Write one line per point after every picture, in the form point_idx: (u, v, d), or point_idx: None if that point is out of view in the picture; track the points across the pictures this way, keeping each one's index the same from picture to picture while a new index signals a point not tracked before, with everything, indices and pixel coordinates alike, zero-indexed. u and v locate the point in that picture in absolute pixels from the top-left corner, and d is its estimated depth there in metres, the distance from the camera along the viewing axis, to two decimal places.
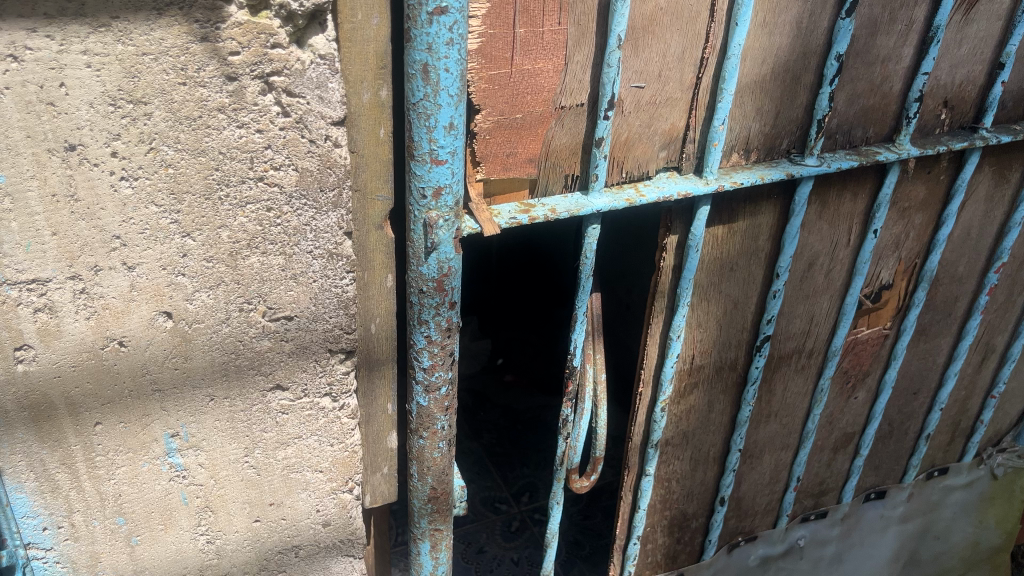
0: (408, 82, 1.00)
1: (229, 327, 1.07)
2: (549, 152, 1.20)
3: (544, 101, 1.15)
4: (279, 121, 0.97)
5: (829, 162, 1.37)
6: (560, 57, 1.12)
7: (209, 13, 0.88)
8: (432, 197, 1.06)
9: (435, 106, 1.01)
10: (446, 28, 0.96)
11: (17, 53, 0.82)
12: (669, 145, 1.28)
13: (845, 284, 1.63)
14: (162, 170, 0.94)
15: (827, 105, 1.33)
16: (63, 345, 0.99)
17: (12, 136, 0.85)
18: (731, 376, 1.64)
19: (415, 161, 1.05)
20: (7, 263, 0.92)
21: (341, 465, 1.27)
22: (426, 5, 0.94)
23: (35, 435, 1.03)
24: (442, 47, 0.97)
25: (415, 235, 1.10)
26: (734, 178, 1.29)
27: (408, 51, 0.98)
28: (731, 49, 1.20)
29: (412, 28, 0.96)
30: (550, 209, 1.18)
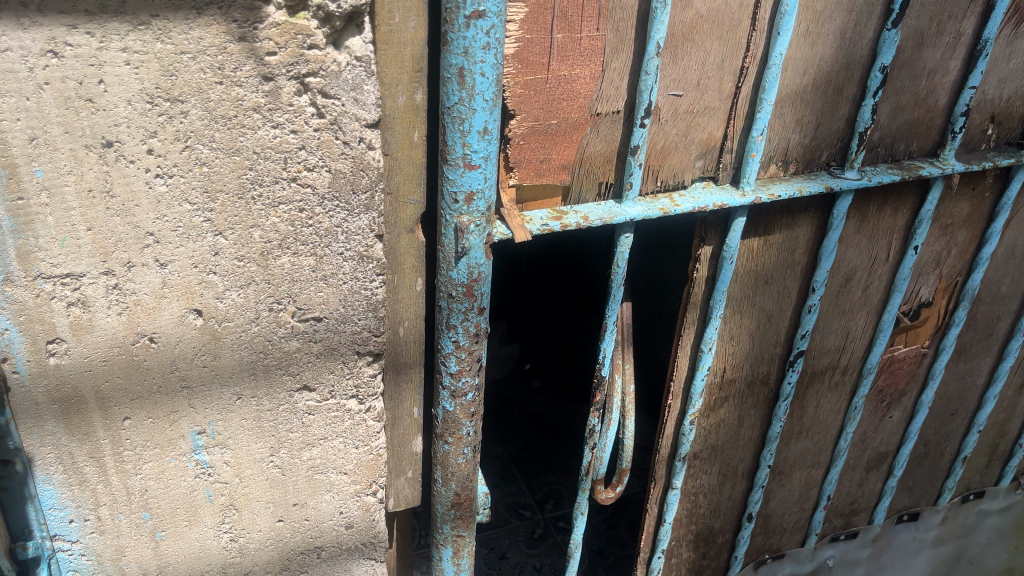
0: (443, 86, 1.00)
1: (258, 327, 1.07)
2: (584, 159, 1.19)
3: (579, 108, 1.13)
4: (313, 122, 0.97)
5: (870, 176, 1.34)
6: (598, 63, 1.11)
7: (248, 12, 0.88)
8: (463, 201, 1.06)
9: (470, 111, 1.00)
10: (483, 33, 0.95)
11: (57, 50, 0.83)
12: (706, 155, 1.26)
13: (882, 301, 1.59)
14: (197, 168, 0.94)
15: (869, 117, 1.31)
16: (95, 339, 1.00)
17: (51, 131, 0.86)
18: (763, 392, 1.61)
19: (448, 165, 1.04)
20: (41, 257, 0.92)
21: (365, 468, 1.27)
22: (463, 8, 0.93)
23: (64, 428, 1.04)
24: (478, 51, 0.96)
25: (446, 239, 1.09)
26: (771, 191, 1.27)
27: (444, 55, 0.97)
28: (772, 59, 1.17)
29: (449, 32, 0.96)
30: (582, 216, 1.17)
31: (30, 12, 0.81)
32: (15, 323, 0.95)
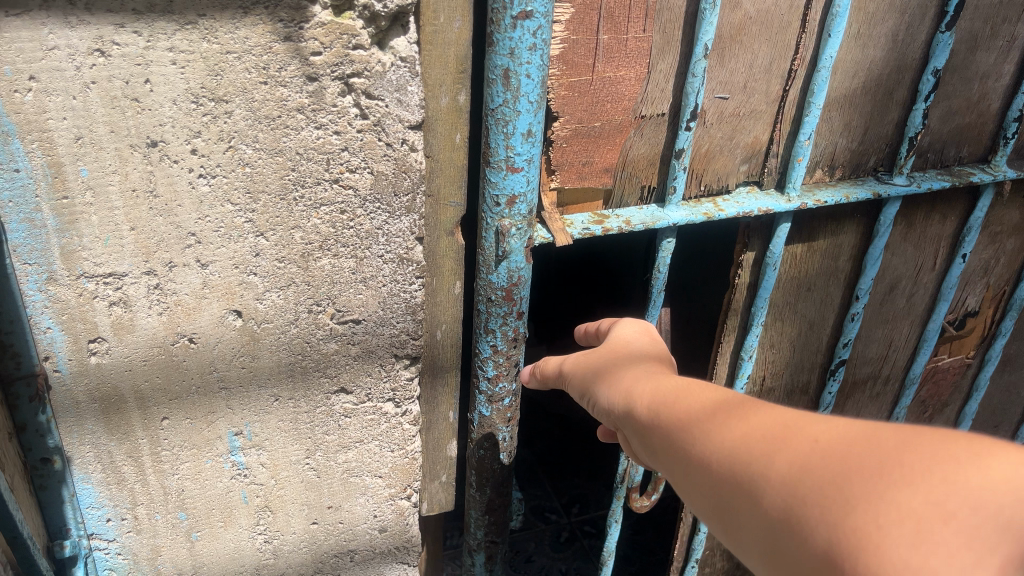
0: (488, 87, 0.98)
1: (297, 329, 1.07)
2: (627, 162, 1.17)
3: (624, 110, 1.12)
4: (356, 123, 0.96)
5: (919, 182, 1.31)
6: (643, 65, 1.09)
7: (294, 12, 0.87)
8: (505, 205, 1.04)
9: (514, 113, 0.98)
10: (530, 33, 0.94)
11: (104, 48, 0.82)
12: (751, 159, 1.24)
13: (927, 311, 1.56)
14: (240, 169, 0.93)
15: (920, 122, 1.27)
16: (135, 339, 1.00)
17: (97, 131, 0.86)
18: (802, 400, 1.59)
19: (491, 168, 1.02)
20: (85, 256, 0.92)
21: (400, 472, 1.26)
22: (510, 8, 0.92)
23: (104, 427, 1.04)
24: (524, 52, 0.95)
25: (486, 242, 1.08)
26: (817, 196, 1.25)
27: (490, 56, 0.96)
28: (822, 62, 1.15)
29: (495, 32, 0.94)
30: (625, 221, 1.16)
31: (78, 10, 0.80)
32: (57, 322, 0.95)
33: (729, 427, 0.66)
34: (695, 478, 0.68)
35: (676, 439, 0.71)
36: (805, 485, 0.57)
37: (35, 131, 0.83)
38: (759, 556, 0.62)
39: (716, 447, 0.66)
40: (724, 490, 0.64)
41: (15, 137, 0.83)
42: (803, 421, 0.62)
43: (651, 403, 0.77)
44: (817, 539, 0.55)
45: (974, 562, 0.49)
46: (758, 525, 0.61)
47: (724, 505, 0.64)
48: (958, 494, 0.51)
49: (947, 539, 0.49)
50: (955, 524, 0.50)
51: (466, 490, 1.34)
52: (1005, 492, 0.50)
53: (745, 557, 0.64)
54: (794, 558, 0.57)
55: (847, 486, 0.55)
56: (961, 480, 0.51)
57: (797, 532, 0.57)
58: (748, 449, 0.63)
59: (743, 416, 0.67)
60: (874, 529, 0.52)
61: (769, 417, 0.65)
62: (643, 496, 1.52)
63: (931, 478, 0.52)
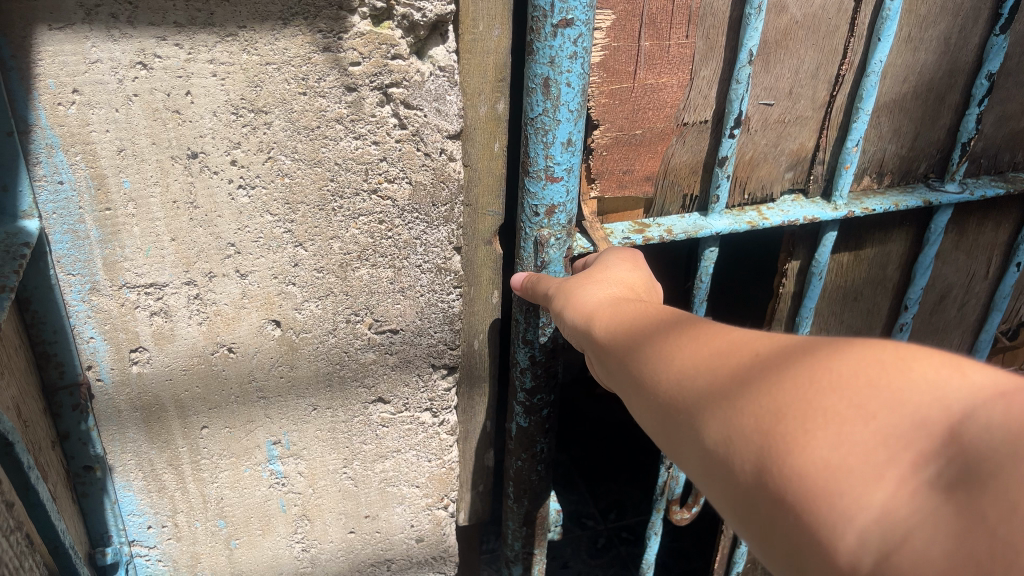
0: (528, 96, 0.97)
1: (335, 338, 1.06)
2: (668, 170, 1.15)
3: (665, 117, 1.10)
4: (395, 133, 0.95)
5: (972, 189, 1.27)
6: (686, 72, 1.07)
7: (333, 23, 0.87)
8: (544, 214, 1.03)
9: (554, 122, 0.97)
10: (571, 41, 0.92)
11: (146, 61, 0.83)
12: (796, 166, 1.22)
13: (979, 322, 1.52)
14: (279, 179, 0.93)
15: (974, 127, 1.24)
16: (175, 348, 1.00)
17: (138, 143, 0.86)
18: None
19: (530, 178, 1.01)
20: (127, 267, 0.93)
21: (437, 481, 1.25)
22: (551, 17, 0.90)
23: (145, 435, 1.05)
24: (564, 61, 0.93)
25: (525, 252, 1.07)
26: (865, 205, 1.22)
27: (530, 65, 0.94)
28: (871, 66, 1.11)
29: (535, 41, 0.93)
30: (666, 230, 1.13)
31: (120, 24, 0.80)
32: (100, 332, 0.96)
33: (674, 344, 0.64)
34: (641, 394, 0.66)
35: (628, 358, 0.68)
36: (738, 395, 0.55)
37: (78, 143, 0.84)
38: (694, 470, 0.60)
39: (659, 363, 0.64)
40: (664, 404, 0.62)
41: (59, 149, 0.84)
42: (747, 335, 0.59)
43: (609, 326, 0.75)
44: (744, 448, 0.53)
45: (888, 459, 0.46)
46: (692, 439, 0.58)
47: (665, 420, 0.62)
48: (883, 396, 0.47)
49: (866, 440, 0.47)
50: (876, 425, 0.47)
51: (504, 501, 1.33)
52: (924, 388, 0.47)
53: (685, 470, 0.62)
54: (722, 466, 0.55)
55: (778, 395, 0.52)
56: (884, 381, 0.48)
57: (726, 442, 0.55)
58: (690, 363, 0.61)
59: (692, 332, 0.64)
60: (800, 433, 0.50)
61: (714, 333, 0.62)
62: (683, 508, 1.52)
63: (856, 381, 0.49)
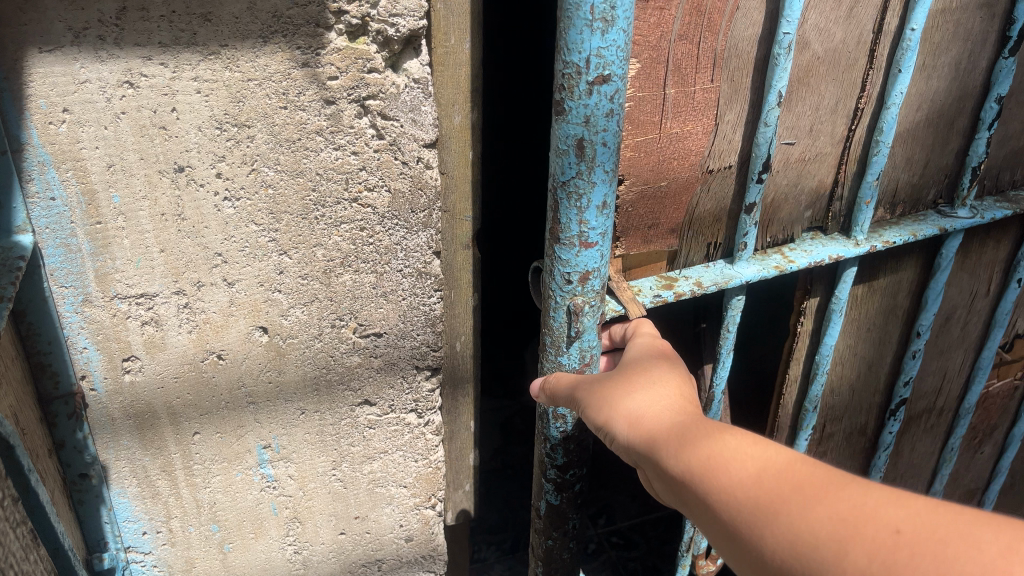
0: (558, 157, 0.91)
1: (321, 343, 1.10)
2: (693, 220, 1.22)
3: (691, 166, 1.16)
4: (373, 143, 1.00)
5: (982, 213, 1.40)
6: (711, 116, 1.13)
7: (311, 39, 0.91)
8: (579, 282, 0.97)
9: (589, 184, 0.91)
10: (607, 98, 0.86)
11: (132, 80, 0.87)
12: (815, 204, 1.31)
13: (980, 338, 1.68)
14: (263, 191, 0.97)
15: (983, 151, 1.37)
16: (167, 356, 1.04)
17: (126, 158, 0.90)
18: (860, 443, 1.73)
19: (562, 244, 0.95)
20: (118, 278, 0.96)
21: (424, 481, 1.29)
22: (587, 74, 0.84)
23: (139, 442, 1.08)
24: (600, 119, 0.87)
25: (556, 323, 1.00)
26: (885, 237, 1.32)
27: (560, 124, 0.89)
28: (892, 98, 1.20)
29: (567, 100, 0.87)
30: (695, 283, 1.18)
31: (107, 45, 0.84)
32: (93, 342, 0.99)
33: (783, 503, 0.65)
34: (748, 549, 0.67)
35: (722, 505, 0.69)
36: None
37: (68, 159, 0.88)
38: None
39: (771, 525, 0.65)
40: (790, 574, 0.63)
41: (51, 166, 0.87)
42: (872, 503, 0.61)
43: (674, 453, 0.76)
44: None
45: None
46: None
47: None
48: None
49: None
50: None
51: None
52: None
53: None
54: None
55: None
56: None
57: None
58: (815, 536, 0.62)
59: (797, 487, 0.65)
60: None
61: (831, 494, 0.63)
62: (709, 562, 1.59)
63: None
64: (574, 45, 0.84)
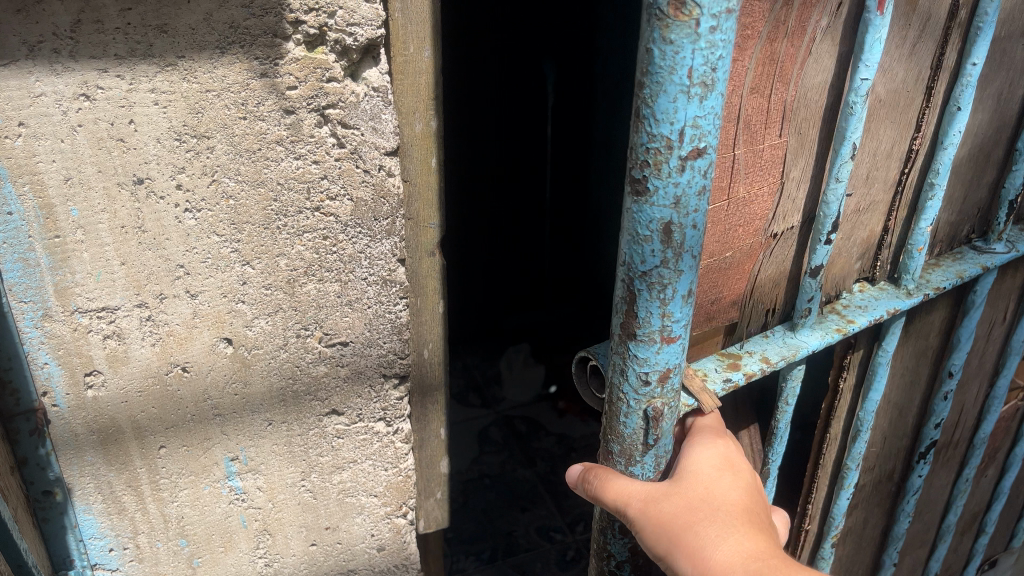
0: (639, 243, 0.83)
1: (286, 353, 1.10)
2: (755, 286, 1.20)
3: (755, 231, 1.12)
4: (334, 152, 1.00)
5: (1013, 247, 1.47)
6: (778, 174, 1.09)
7: (269, 50, 0.92)
8: (658, 381, 0.90)
9: (674, 272, 0.84)
10: (699, 174, 0.80)
11: (89, 93, 0.87)
12: (865, 255, 1.32)
13: (994, 367, 1.75)
14: (224, 202, 0.97)
15: (1019, 183, 1.44)
16: (130, 370, 1.03)
17: (84, 171, 0.90)
18: (888, 488, 1.74)
19: (639, 342, 0.88)
20: (78, 292, 0.96)
21: (395, 490, 1.29)
22: (680, 149, 0.78)
23: (103, 458, 1.07)
24: (691, 199, 0.81)
25: (629, 428, 0.93)
26: (934, 283, 1.33)
27: (641, 206, 0.81)
28: (950, 138, 1.21)
29: (651, 178, 0.79)
30: (762, 359, 1.11)
31: (63, 58, 0.84)
32: (54, 357, 0.98)
33: None
34: None
35: None
36: None
37: (25, 174, 0.87)
38: None
39: None
40: None
41: (7, 181, 0.87)
42: None
43: None
44: None
45: None
46: None
47: None
48: None
49: None
50: None
51: None
52: None
53: None
54: None
55: None
56: None
57: None
58: None
59: None
60: None
61: None
62: None
63: None
64: (665, 116, 0.76)
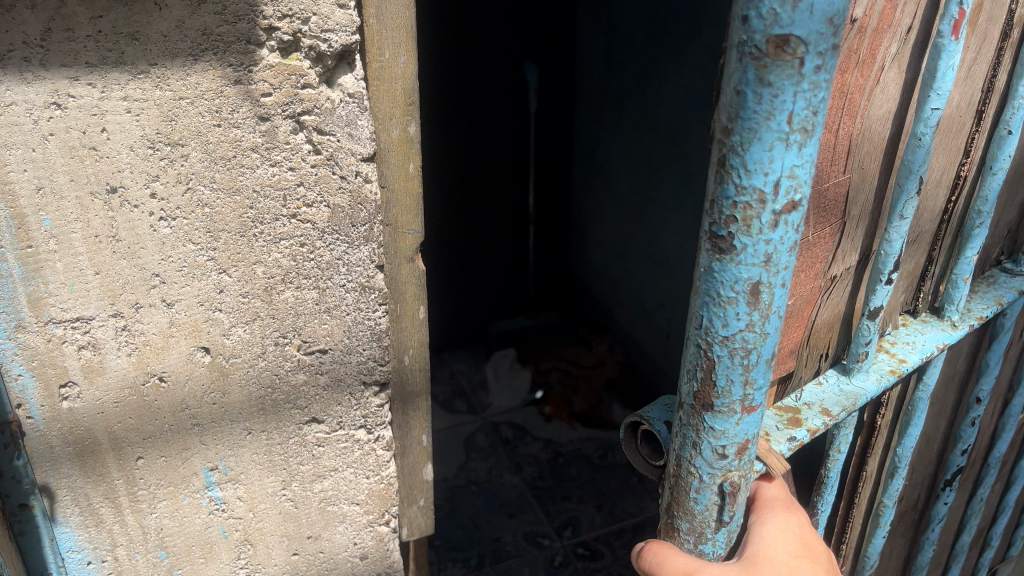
0: (723, 306, 0.74)
1: (265, 362, 1.09)
2: (811, 333, 1.17)
3: (816, 275, 1.09)
4: (310, 158, 1.00)
5: None
6: (839, 213, 1.06)
7: (242, 57, 0.91)
8: (735, 454, 0.83)
9: (762, 335, 0.76)
10: (793, 229, 0.71)
11: (60, 101, 0.86)
12: (908, 289, 1.29)
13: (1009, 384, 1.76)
14: (199, 210, 0.96)
15: None
16: (106, 381, 1.02)
17: (56, 180, 0.89)
18: (911, 515, 1.76)
19: (718, 411, 0.80)
20: (52, 302, 0.95)
21: (377, 497, 1.28)
22: (776, 204, 0.68)
23: (79, 470, 1.06)
24: (783, 255, 0.72)
25: (700, 505, 0.86)
26: (976, 314, 1.27)
27: (727, 268, 0.72)
28: (998, 164, 1.16)
29: (739, 236, 0.70)
30: (822, 412, 1.03)
31: (33, 67, 0.84)
32: (28, 369, 0.98)
33: None
34: None
35: None
36: None
37: None
38: None
39: None
40: None
41: None
42: None
43: None
44: None
45: None
46: None
47: None
48: None
49: None
50: None
51: None
52: None
53: None
54: None
55: None
56: None
57: None
58: None
59: None
60: None
61: None
62: None
63: None
64: (758, 167, 0.67)
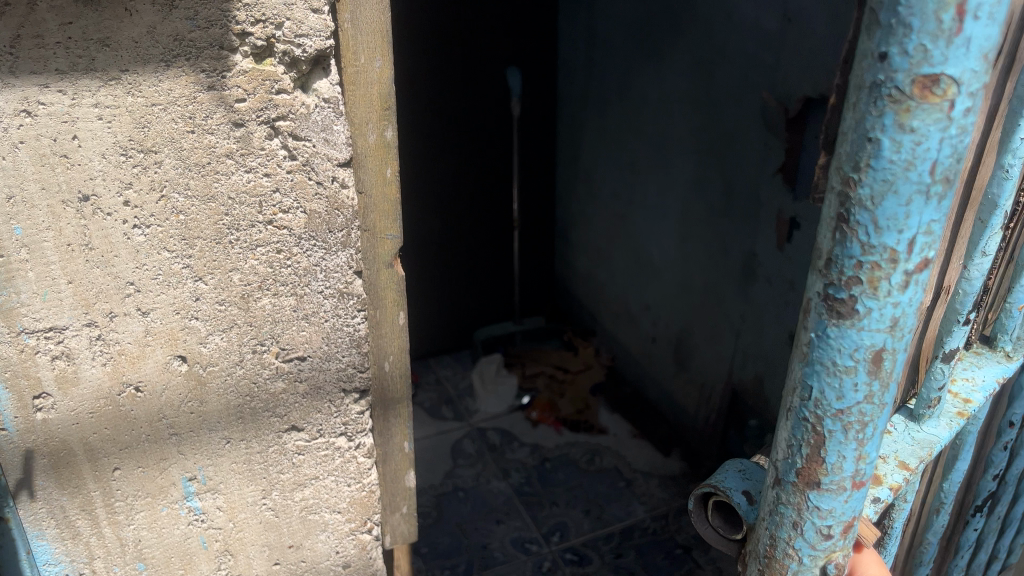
0: (841, 372, 0.67)
1: (243, 369, 1.08)
2: None
3: None
4: (285, 164, 0.99)
5: None
6: None
7: (215, 62, 0.91)
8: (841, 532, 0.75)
9: (880, 403, 0.69)
10: (923, 287, 0.63)
11: (30, 109, 0.85)
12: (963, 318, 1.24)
13: None
14: (174, 217, 0.95)
15: None
16: (81, 392, 1.01)
17: (27, 188, 0.88)
18: None
19: (825, 482, 0.72)
20: (24, 312, 0.94)
21: (359, 505, 1.27)
22: (909, 262, 0.61)
23: (55, 482, 1.04)
24: (909, 318, 0.65)
25: None
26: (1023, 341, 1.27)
27: (847, 330, 0.65)
28: None
29: (864, 298, 0.63)
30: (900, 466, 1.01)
31: (2, 74, 0.83)
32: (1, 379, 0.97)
33: None
34: None
35: None
36: None
37: None
38: None
39: None
40: None
41: None
42: None
43: None
44: None
45: None
46: None
47: None
48: None
49: None
50: None
51: None
52: None
53: None
54: None
55: None
56: None
57: None
58: None
59: None
60: None
61: None
62: None
63: None
64: (892, 223, 0.60)
